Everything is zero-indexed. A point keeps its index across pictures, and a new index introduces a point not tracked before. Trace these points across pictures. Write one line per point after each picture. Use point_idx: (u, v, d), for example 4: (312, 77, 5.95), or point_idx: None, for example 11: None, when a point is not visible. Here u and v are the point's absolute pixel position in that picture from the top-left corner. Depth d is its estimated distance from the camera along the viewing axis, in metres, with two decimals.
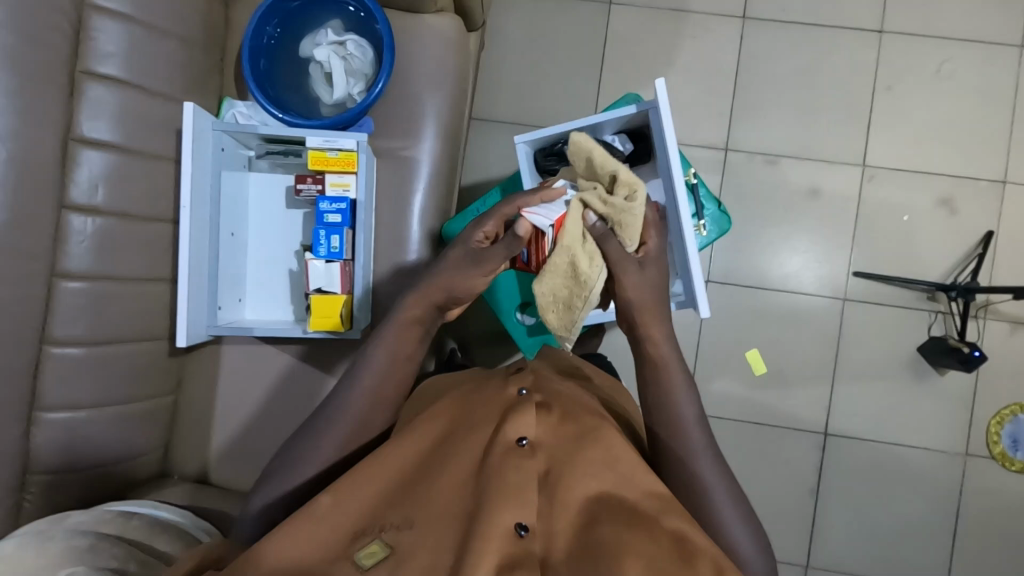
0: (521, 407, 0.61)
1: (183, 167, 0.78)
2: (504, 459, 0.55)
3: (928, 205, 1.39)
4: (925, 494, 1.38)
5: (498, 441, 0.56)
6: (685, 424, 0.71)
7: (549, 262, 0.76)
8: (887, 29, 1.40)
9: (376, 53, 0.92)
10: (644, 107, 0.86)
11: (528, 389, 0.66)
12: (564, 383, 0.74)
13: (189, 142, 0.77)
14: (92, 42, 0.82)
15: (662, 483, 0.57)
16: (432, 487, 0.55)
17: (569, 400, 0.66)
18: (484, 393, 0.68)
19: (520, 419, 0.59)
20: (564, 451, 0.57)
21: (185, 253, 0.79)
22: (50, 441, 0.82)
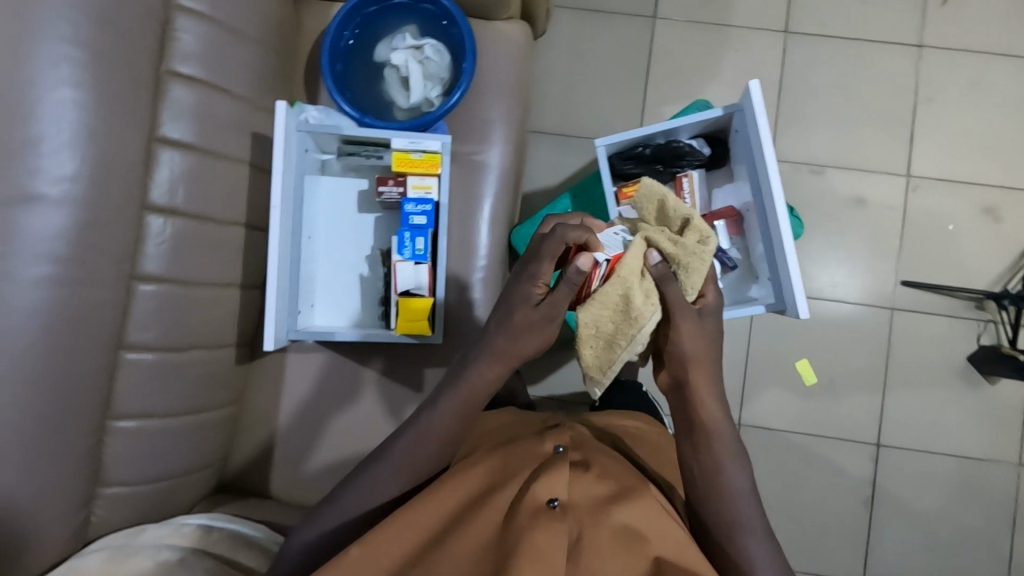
0: (553, 468, 0.63)
1: (275, 165, 0.77)
2: (534, 520, 0.57)
3: (972, 214, 1.40)
4: (979, 506, 1.37)
5: (530, 501, 0.59)
6: (736, 497, 0.66)
7: (597, 291, 0.63)
8: (926, 43, 1.43)
9: (454, 58, 0.92)
10: (730, 110, 0.87)
11: (563, 449, 0.69)
12: (596, 443, 0.76)
13: (282, 141, 0.76)
14: (176, 42, 0.81)
15: (693, 564, 0.58)
16: (459, 546, 0.58)
17: (599, 462, 0.68)
18: (522, 449, 0.70)
19: (554, 480, 0.61)
20: (593, 517, 0.59)
21: (275, 253, 0.77)
22: (120, 452, 0.79)
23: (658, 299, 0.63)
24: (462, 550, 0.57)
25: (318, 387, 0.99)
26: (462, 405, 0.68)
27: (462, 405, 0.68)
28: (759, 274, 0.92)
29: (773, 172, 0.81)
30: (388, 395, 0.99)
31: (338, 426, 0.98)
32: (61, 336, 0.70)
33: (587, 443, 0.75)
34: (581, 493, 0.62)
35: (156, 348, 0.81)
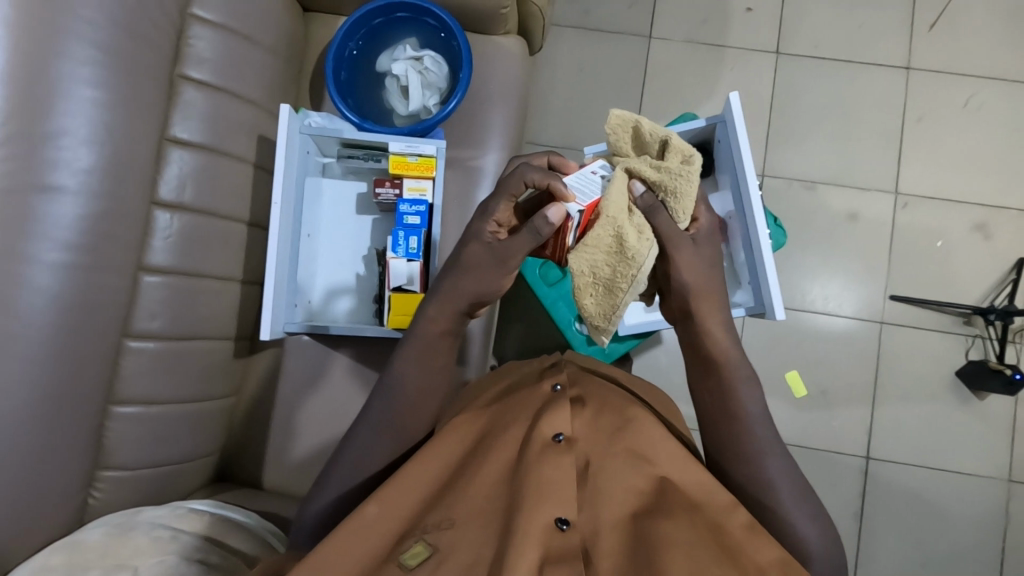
0: (554, 407, 0.66)
1: (277, 164, 0.80)
2: (542, 455, 0.60)
3: (961, 231, 1.43)
4: (969, 521, 1.37)
5: (537, 438, 0.62)
6: (753, 421, 0.68)
7: (589, 236, 0.67)
8: (914, 65, 1.47)
9: (452, 68, 0.97)
10: (712, 121, 0.91)
11: (561, 386, 0.72)
12: (593, 378, 0.79)
13: (285, 141, 0.80)
14: (190, 48, 0.86)
15: (697, 473, 0.63)
16: (472, 483, 0.59)
17: (598, 398, 0.72)
18: (520, 392, 0.73)
19: (556, 416, 0.64)
20: (599, 447, 0.63)
21: (274, 248, 0.81)
22: (121, 437, 0.82)
23: (651, 232, 0.67)
24: (476, 485, 0.59)
25: (313, 381, 1.02)
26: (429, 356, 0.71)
27: (425, 354, 0.71)
28: (740, 279, 0.95)
29: (752, 182, 0.84)
30: None
31: (333, 420, 1.01)
32: (70, 321, 0.73)
33: (584, 378, 0.78)
34: (583, 428, 0.65)
35: (159, 338, 0.84)
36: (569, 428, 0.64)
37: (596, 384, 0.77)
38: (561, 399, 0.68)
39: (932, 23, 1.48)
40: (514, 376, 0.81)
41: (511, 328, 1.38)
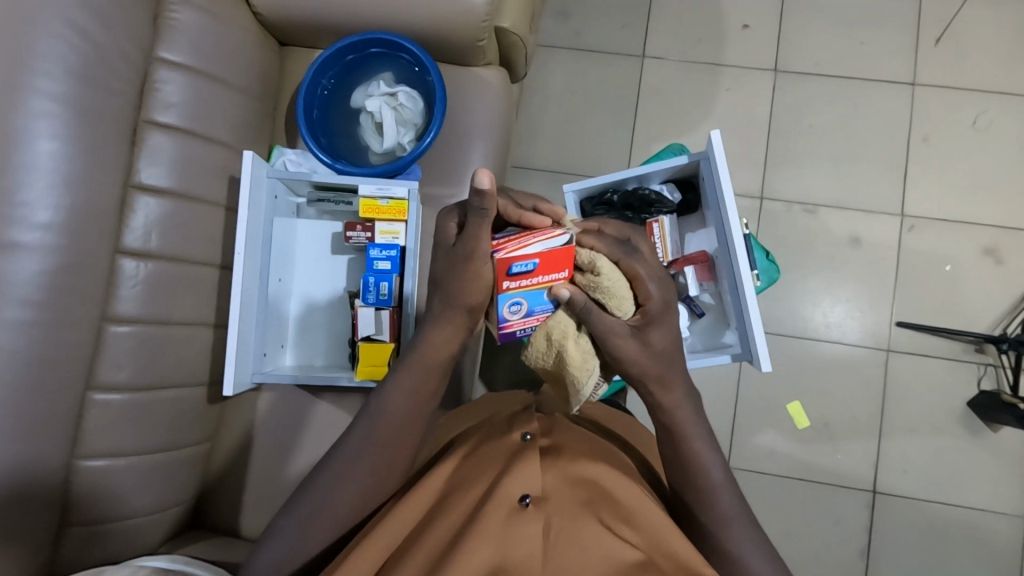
0: (524, 461, 0.61)
1: (240, 214, 0.78)
2: (507, 522, 0.56)
3: (972, 254, 1.37)
4: (984, 560, 1.30)
5: (502, 501, 0.57)
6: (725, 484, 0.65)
7: (539, 338, 0.63)
8: (919, 81, 1.41)
9: (426, 104, 0.95)
10: (696, 158, 0.87)
11: (532, 434, 0.67)
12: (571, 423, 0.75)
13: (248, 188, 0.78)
14: (156, 92, 0.84)
15: (678, 539, 0.58)
16: (431, 557, 0.56)
17: (574, 447, 0.67)
18: (490, 441, 0.68)
19: (524, 476, 0.60)
20: (571, 508, 0.58)
21: (237, 300, 0.79)
22: (88, 492, 0.80)
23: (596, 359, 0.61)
24: (436, 557, 0.55)
25: (289, 422, 1.00)
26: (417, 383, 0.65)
27: (417, 380, 0.65)
28: (729, 321, 0.91)
29: (735, 223, 0.81)
30: None
31: (309, 465, 0.99)
32: (28, 379, 0.71)
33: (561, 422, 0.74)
34: (555, 483, 0.61)
35: (126, 389, 0.82)
36: (540, 486, 0.60)
37: (573, 431, 0.73)
38: (531, 451, 0.64)
39: (937, 37, 1.42)
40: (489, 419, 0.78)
41: (501, 359, 1.35)
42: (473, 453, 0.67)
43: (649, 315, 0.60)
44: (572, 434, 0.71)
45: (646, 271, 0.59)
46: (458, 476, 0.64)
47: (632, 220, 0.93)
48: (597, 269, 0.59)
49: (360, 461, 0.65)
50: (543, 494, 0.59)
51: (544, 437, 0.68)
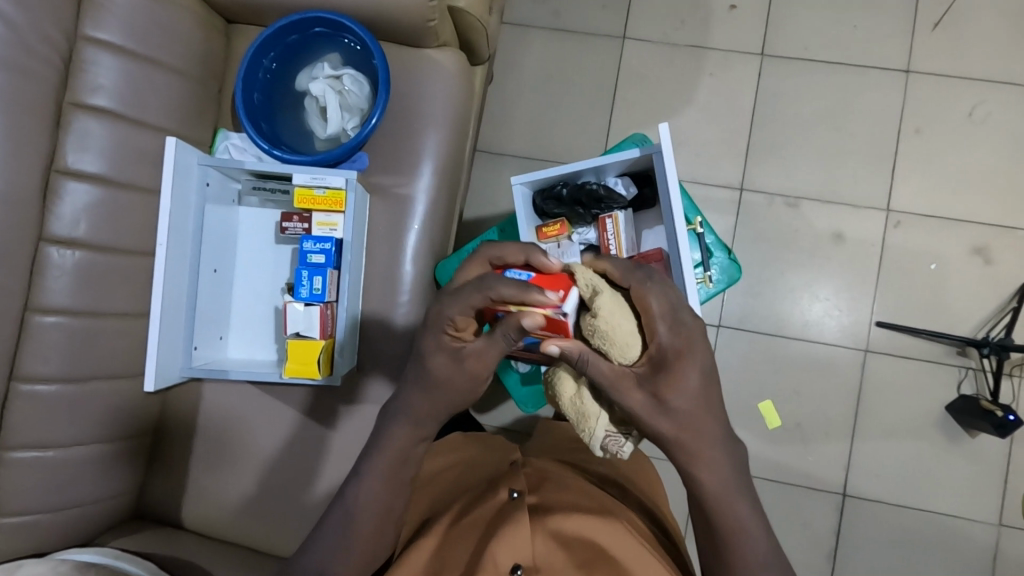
0: (511, 524, 0.63)
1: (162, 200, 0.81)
2: None
3: (959, 253, 1.31)
4: (954, 567, 1.27)
5: (493, 572, 0.59)
6: None
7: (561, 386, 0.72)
8: (914, 69, 1.34)
9: (372, 88, 0.92)
10: (648, 151, 0.83)
11: (519, 492, 0.69)
12: (557, 475, 0.76)
13: (166, 174, 0.81)
14: (84, 73, 0.80)
15: None
16: None
17: (562, 504, 0.68)
18: (479, 503, 0.70)
19: (514, 543, 0.61)
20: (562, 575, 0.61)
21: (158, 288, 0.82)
22: (17, 484, 0.78)
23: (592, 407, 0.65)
24: None
25: (234, 416, 0.97)
26: (394, 473, 0.69)
27: (390, 466, 0.69)
28: None
29: (679, 219, 0.81)
30: (303, 430, 0.96)
31: (252, 459, 0.96)
32: None
33: (548, 477, 0.76)
34: (545, 547, 0.63)
35: (56, 380, 0.80)
36: (530, 554, 0.61)
37: (558, 485, 0.74)
38: (519, 511, 0.66)
39: (936, 22, 1.34)
40: (477, 475, 0.80)
41: None
42: (463, 517, 0.69)
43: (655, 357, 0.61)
44: (558, 488, 0.73)
45: (657, 308, 0.60)
46: (451, 545, 0.66)
47: (583, 215, 0.91)
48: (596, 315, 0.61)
49: (347, 536, 0.66)
50: (534, 562, 0.61)
51: (530, 495, 0.70)
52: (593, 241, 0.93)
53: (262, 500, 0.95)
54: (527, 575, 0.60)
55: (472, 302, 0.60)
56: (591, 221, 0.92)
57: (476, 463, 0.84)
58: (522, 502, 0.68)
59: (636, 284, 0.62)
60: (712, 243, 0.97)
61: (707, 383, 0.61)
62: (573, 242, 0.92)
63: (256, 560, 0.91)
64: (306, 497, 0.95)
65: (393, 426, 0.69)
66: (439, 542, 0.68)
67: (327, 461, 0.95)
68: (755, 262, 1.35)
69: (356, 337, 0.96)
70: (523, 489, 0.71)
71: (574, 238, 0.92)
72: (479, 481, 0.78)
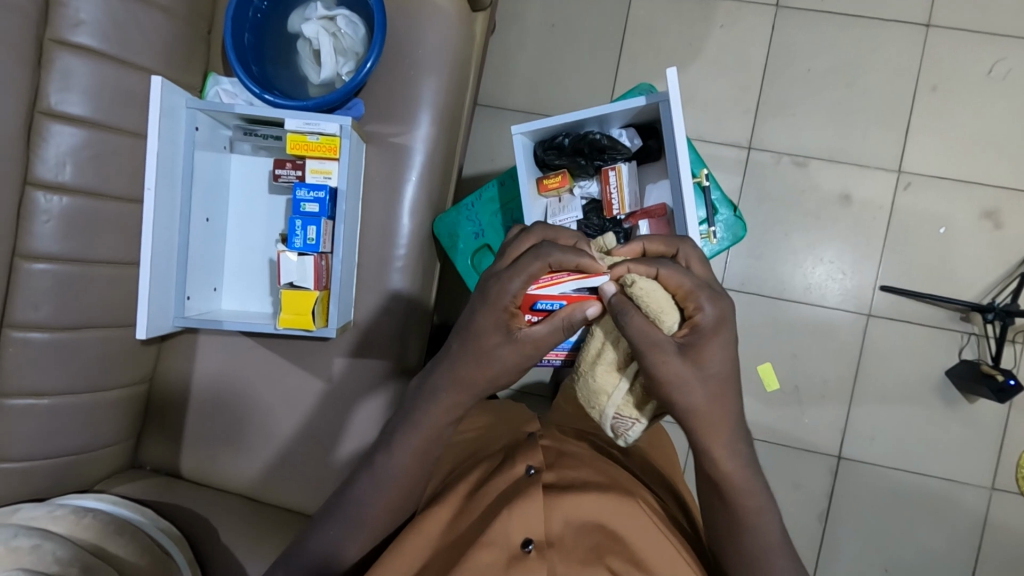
0: (524, 499, 0.63)
1: (149, 149, 0.79)
2: (510, 566, 0.59)
3: (970, 217, 1.28)
4: (944, 529, 1.29)
5: (503, 547, 0.60)
6: None
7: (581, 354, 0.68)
8: (934, 22, 1.28)
9: (367, 31, 0.88)
10: (654, 100, 0.81)
11: (536, 467, 0.70)
12: (575, 452, 0.77)
13: (153, 122, 0.78)
14: (65, 10, 0.77)
15: None
16: None
17: (578, 483, 0.69)
18: (495, 475, 0.71)
19: (526, 522, 0.62)
20: (571, 557, 0.61)
21: (147, 241, 0.79)
22: (12, 429, 0.78)
23: (610, 377, 0.64)
24: None
25: (228, 368, 0.96)
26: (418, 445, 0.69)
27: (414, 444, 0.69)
28: None
29: (685, 171, 0.78)
30: (297, 382, 0.95)
31: (247, 411, 0.95)
32: None
33: (565, 454, 0.75)
34: (558, 527, 0.63)
35: (47, 328, 0.79)
36: (542, 532, 0.62)
37: (575, 462, 0.74)
38: (534, 485, 0.66)
39: None
40: (492, 443, 0.81)
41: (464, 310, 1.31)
42: (478, 490, 0.70)
43: (696, 323, 0.59)
44: (574, 464, 0.73)
45: (686, 284, 0.60)
46: (465, 514, 0.68)
47: (585, 166, 0.89)
48: (635, 284, 0.60)
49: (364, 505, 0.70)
50: (546, 539, 0.61)
51: (547, 472, 0.70)
52: (595, 195, 0.93)
53: (260, 451, 0.95)
54: (538, 551, 0.60)
55: (533, 268, 0.62)
56: (593, 173, 0.91)
57: (493, 433, 0.84)
58: (539, 478, 0.68)
59: (658, 270, 0.61)
60: (717, 199, 0.96)
61: (735, 357, 0.59)
62: (574, 195, 0.92)
63: (252, 510, 0.92)
64: (302, 449, 0.95)
65: (419, 407, 0.69)
66: (451, 513, 0.69)
67: (323, 413, 0.95)
68: (760, 223, 1.32)
69: (354, 294, 0.95)
70: (540, 465, 0.71)
71: (575, 191, 0.93)
72: (495, 454, 0.77)
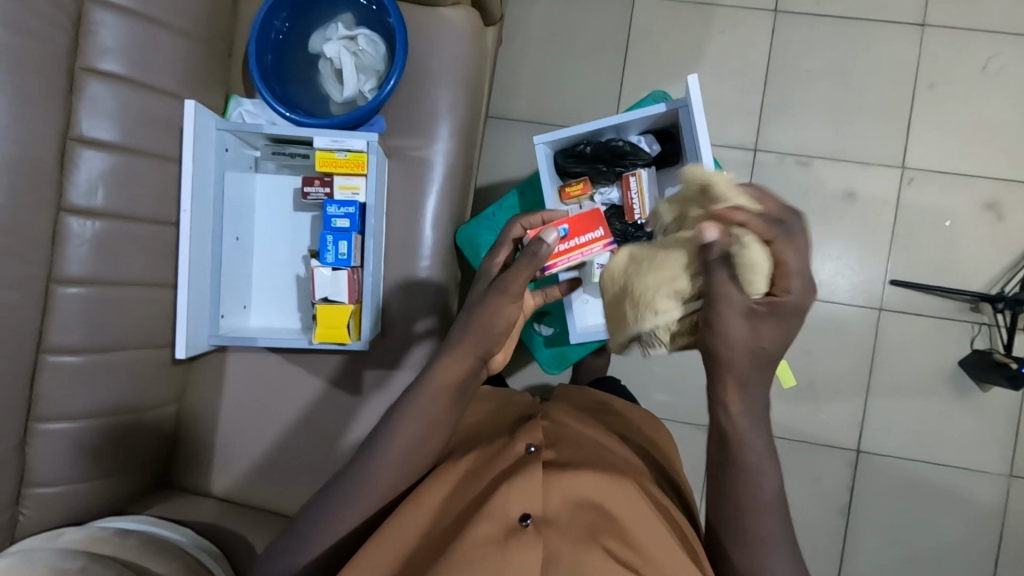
0: (525, 476, 0.63)
1: (184, 164, 0.81)
2: (508, 539, 0.59)
3: (972, 209, 1.31)
4: (965, 518, 1.30)
5: (501, 520, 0.60)
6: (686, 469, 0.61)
7: None
8: (929, 22, 1.32)
9: (387, 48, 0.90)
10: (674, 106, 0.83)
11: (536, 446, 0.69)
12: (575, 435, 0.76)
13: (188, 138, 0.80)
14: (92, 37, 0.78)
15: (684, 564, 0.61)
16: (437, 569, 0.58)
17: (578, 463, 0.68)
18: (495, 452, 0.70)
19: (526, 496, 0.62)
20: (569, 535, 0.60)
21: (185, 259, 0.82)
22: (50, 454, 0.78)
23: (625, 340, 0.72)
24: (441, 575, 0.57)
25: (257, 383, 0.97)
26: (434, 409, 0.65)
27: (427, 410, 0.65)
28: None
29: (710, 174, 0.80)
30: (327, 397, 0.96)
31: (275, 426, 0.96)
32: None
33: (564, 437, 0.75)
34: (558, 505, 0.63)
35: (81, 351, 0.80)
36: (541, 507, 0.62)
37: (575, 445, 0.73)
38: (534, 463, 0.66)
39: None
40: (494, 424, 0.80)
41: None
42: (478, 464, 0.69)
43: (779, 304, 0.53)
44: (574, 446, 0.73)
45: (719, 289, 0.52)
46: (463, 490, 0.67)
47: (605, 173, 0.91)
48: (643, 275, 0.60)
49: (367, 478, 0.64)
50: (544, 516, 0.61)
51: (547, 452, 0.70)
52: (616, 201, 0.94)
53: (291, 467, 0.95)
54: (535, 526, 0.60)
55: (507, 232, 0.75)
56: (614, 179, 0.93)
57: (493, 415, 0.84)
58: (539, 456, 0.68)
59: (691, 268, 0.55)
60: None
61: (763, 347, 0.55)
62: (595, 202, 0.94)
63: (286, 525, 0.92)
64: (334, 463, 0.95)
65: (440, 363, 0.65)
66: (451, 488, 0.67)
67: (353, 427, 0.95)
68: None
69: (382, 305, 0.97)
70: (540, 445, 0.71)
71: (597, 197, 0.94)
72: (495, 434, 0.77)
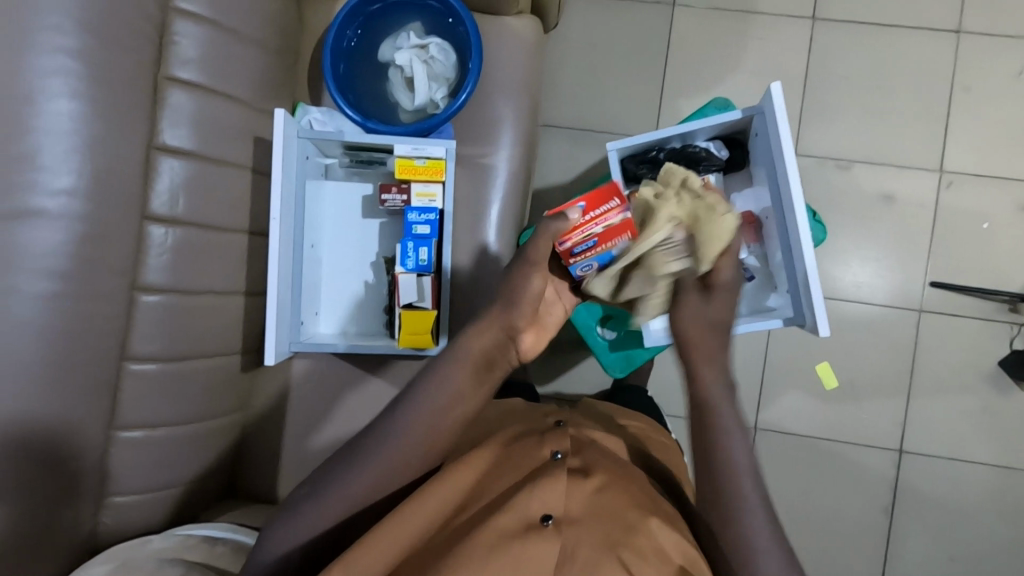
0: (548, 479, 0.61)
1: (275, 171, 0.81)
2: (526, 536, 0.56)
3: (1009, 212, 1.33)
4: (1006, 515, 1.32)
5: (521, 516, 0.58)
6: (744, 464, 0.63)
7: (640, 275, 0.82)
8: (964, 28, 1.34)
9: (458, 56, 0.91)
10: (751, 112, 0.87)
11: (563, 453, 0.67)
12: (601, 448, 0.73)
13: (280, 146, 0.80)
14: (173, 46, 0.79)
15: None
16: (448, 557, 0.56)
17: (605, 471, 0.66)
18: (520, 453, 0.68)
19: (547, 495, 0.60)
20: (589, 536, 0.57)
21: (275, 265, 0.82)
22: (131, 462, 0.78)
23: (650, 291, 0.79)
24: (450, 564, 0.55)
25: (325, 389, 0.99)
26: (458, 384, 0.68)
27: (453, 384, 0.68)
28: (778, 284, 0.92)
29: (793, 176, 0.81)
30: None
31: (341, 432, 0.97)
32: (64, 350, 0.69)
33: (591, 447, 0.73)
34: (580, 507, 0.60)
35: (160, 359, 0.80)
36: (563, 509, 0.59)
37: (602, 454, 0.71)
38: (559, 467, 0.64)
39: None
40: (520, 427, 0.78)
41: None
42: (502, 463, 0.67)
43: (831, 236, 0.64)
44: (600, 456, 0.70)
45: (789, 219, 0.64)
46: (485, 486, 0.65)
47: None
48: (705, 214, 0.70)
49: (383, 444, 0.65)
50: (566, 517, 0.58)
51: (574, 458, 0.67)
52: None
53: None
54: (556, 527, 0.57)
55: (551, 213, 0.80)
56: None
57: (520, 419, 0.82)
58: (565, 462, 0.65)
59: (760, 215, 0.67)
60: None
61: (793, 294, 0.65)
62: None
63: None
64: None
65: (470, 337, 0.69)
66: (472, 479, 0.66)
67: None
68: None
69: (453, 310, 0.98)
70: (567, 452, 0.68)
71: None
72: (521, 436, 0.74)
